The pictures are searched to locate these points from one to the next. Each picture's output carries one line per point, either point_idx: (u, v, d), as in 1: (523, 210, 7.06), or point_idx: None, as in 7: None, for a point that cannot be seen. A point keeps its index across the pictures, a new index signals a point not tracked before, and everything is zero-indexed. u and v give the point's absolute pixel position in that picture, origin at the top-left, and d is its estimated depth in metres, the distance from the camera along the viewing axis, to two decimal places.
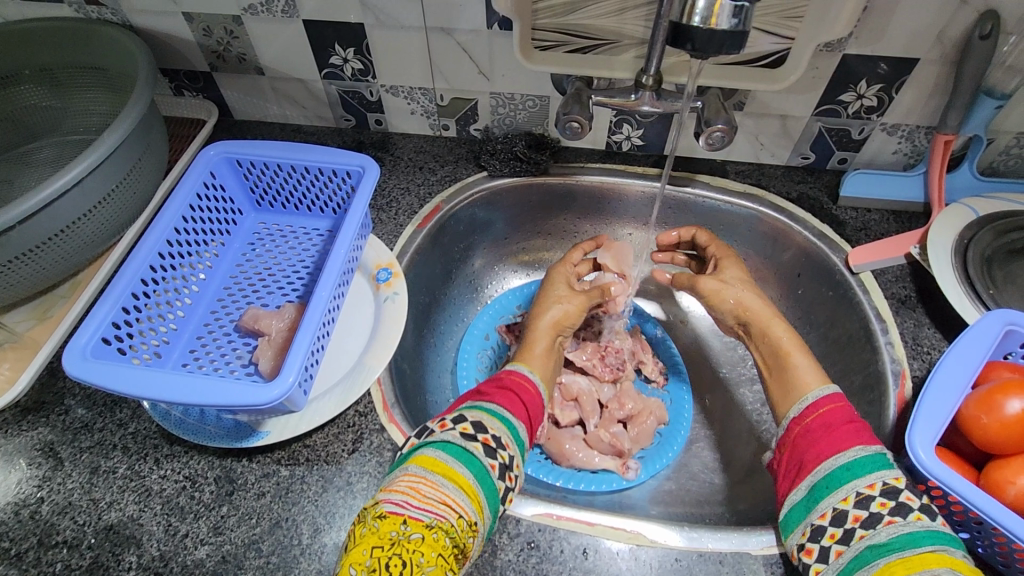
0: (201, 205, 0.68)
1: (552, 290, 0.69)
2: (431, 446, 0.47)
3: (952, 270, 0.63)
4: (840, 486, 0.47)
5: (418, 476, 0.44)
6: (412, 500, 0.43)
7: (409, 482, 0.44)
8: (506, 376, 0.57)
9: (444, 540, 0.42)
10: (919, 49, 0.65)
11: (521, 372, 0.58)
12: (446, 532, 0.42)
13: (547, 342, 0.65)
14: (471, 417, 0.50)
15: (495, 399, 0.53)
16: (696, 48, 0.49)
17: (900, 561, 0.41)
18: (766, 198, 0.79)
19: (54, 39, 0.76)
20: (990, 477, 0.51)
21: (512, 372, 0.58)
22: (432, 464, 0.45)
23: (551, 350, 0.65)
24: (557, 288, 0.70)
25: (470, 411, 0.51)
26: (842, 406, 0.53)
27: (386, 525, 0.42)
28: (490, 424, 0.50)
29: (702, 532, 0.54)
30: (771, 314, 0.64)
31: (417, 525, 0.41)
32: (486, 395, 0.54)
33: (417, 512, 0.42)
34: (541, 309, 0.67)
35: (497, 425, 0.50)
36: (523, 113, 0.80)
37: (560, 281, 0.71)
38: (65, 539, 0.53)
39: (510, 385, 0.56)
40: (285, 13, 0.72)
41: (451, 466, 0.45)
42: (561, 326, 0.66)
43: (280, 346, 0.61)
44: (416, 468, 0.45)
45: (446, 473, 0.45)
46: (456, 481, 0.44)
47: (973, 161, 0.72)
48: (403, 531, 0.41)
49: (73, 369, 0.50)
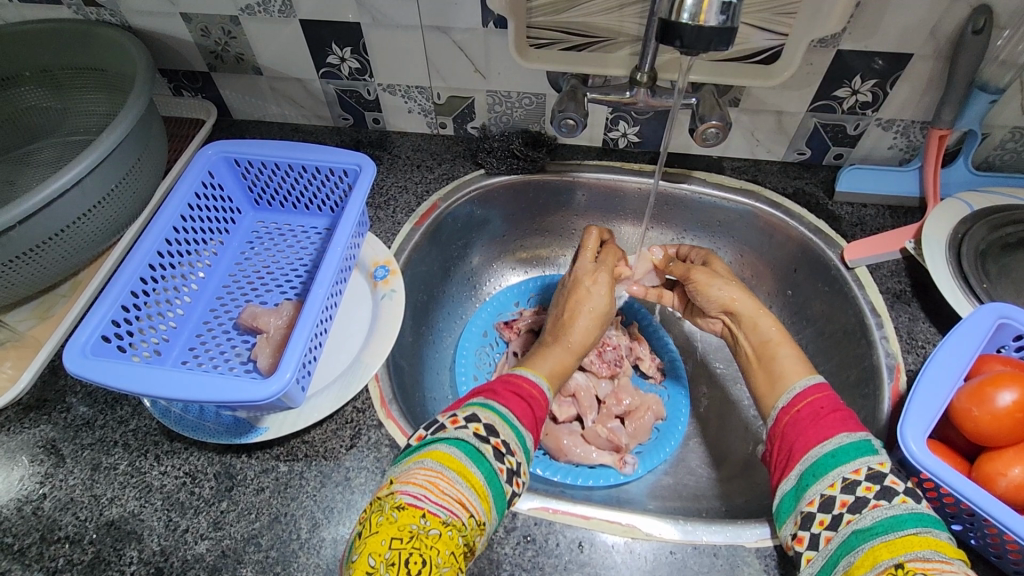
0: (199, 204, 0.69)
1: (590, 301, 0.67)
2: (444, 442, 0.47)
3: (946, 263, 0.64)
4: (827, 473, 0.47)
5: (434, 471, 0.45)
6: (430, 495, 0.43)
7: (426, 476, 0.44)
8: (526, 386, 0.56)
9: (457, 539, 0.42)
10: (912, 45, 0.65)
11: (541, 389, 0.57)
12: (459, 530, 0.43)
13: (567, 360, 0.65)
14: (484, 417, 0.50)
15: (508, 404, 0.53)
16: (685, 45, 0.49)
17: (885, 544, 0.42)
18: (763, 194, 0.79)
19: (53, 41, 0.76)
20: (981, 470, 0.51)
21: (533, 385, 0.57)
22: (448, 460, 0.46)
23: (567, 367, 0.64)
24: (592, 309, 0.67)
25: (482, 411, 0.51)
26: (828, 395, 0.54)
27: (405, 517, 0.42)
28: (502, 428, 0.50)
29: (697, 525, 0.55)
30: (758, 307, 0.64)
31: (435, 521, 0.42)
32: (500, 398, 0.53)
33: (435, 507, 0.42)
34: (574, 325, 0.66)
35: (508, 432, 0.50)
36: (519, 111, 0.81)
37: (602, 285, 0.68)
38: (67, 535, 0.53)
39: (528, 398, 0.55)
40: (283, 13, 0.73)
41: (464, 464, 0.46)
42: (582, 348, 0.66)
43: (279, 344, 0.61)
44: (432, 463, 0.46)
45: (460, 470, 0.45)
46: (468, 480, 0.45)
47: (968, 155, 0.72)
48: (422, 525, 0.41)
49: (73, 367, 0.50)
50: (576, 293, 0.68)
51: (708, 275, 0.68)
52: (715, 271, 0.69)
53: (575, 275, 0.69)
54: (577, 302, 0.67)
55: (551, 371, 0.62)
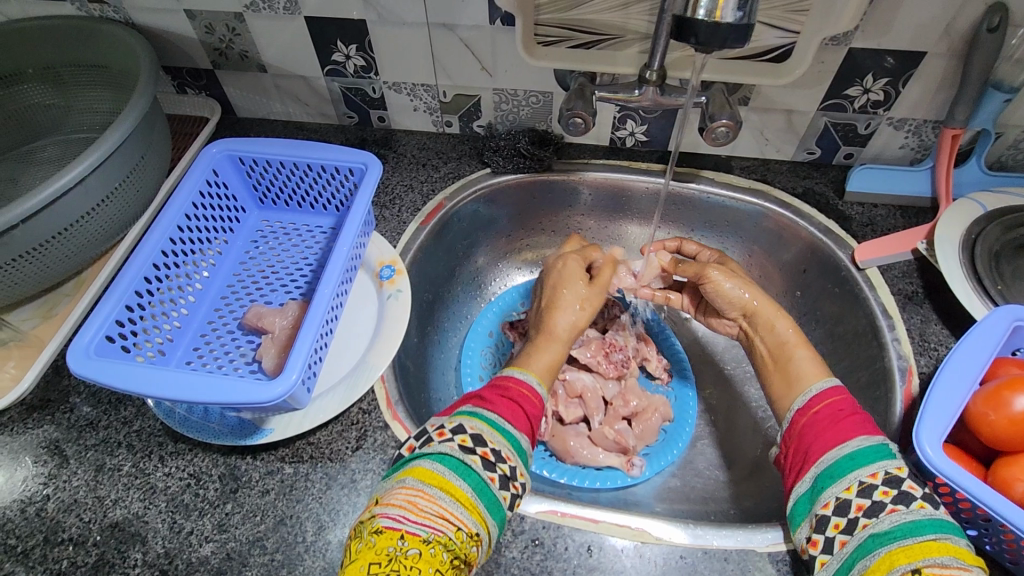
0: (204, 203, 0.68)
1: (567, 287, 0.66)
2: (427, 458, 0.47)
3: (959, 264, 0.63)
4: (843, 476, 0.47)
5: (415, 490, 0.44)
6: (410, 515, 0.43)
7: (405, 496, 0.44)
8: (515, 387, 0.55)
9: (442, 555, 0.42)
10: (925, 42, 0.64)
11: (531, 386, 0.56)
12: (444, 545, 0.42)
13: (558, 352, 0.63)
14: (469, 428, 0.49)
15: (496, 408, 0.52)
16: (700, 42, 0.48)
17: (902, 549, 0.41)
18: (772, 194, 0.78)
19: (56, 38, 0.76)
20: (997, 474, 0.50)
21: (524, 384, 0.56)
22: (429, 477, 0.45)
23: (557, 363, 0.63)
24: (573, 292, 0.65)
25: (469, 421, 0.50)
26: (846, 398, 0.53)
27: (383, 540, 0.42)
28: (490, 437, 0.49)
29: (707, 529, 0.54)
30: (776, 308, 0.63)
31: (414, 540, 0.41)
32: (487, 403, 0.53)
33: (414, 527, 0.42)
34: (553, 317, 0.64)
35: (498, 439, 0.49)
36: (526, 109, 0.80)
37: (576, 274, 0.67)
38: (71, 537, 0.53)
39: (517, 397, 0.55)
40: (287, 10, 0.72)
41: (447, 479, 0.45)
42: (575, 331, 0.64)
43: (284, 344, 0.61)
44: (412, 481, 0.45)
45: (442, 486, 0.44)
46: (452, 494, 0.44)
47: (981, 156, 0.71)
48: (400, 546, 0.41)
49: (77, 367, 0.50)
50: (550, 279, 0.68)
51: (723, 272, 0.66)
52: (732, 272, 0.68)
53: (548, 264, 0.70)
54: (553, 288, 0.67)
55: (543, 368, 0.61)
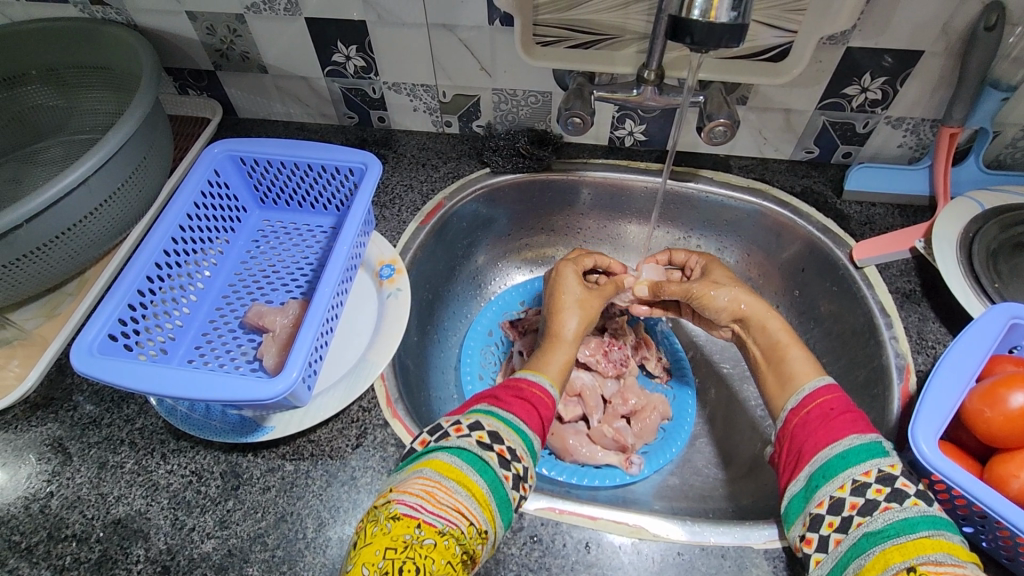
0: (205, 203, 0.69)
1: (566, 292, 0.67)
2: (445, 451, 0.47)
3: (957, 263, 0.63)
4: (837, 474, 0.47)
5: (432, 481, 0.44)
6: (427, 505, 0.43)
7: (423, 486, 0.44)
8: (529, 389, 0.56)
9: (455, 548, 0.42)
10: (923, 41, 0.64)
11: (544, 387, 0.57)
12: (457, 539, 0.42)
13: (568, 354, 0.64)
14: (486, 425, 0.50)
15: (512, 409, 0.53)
16: (695, 42, 0.49)
17: (897, 547, 0.41)
18: (770, 193, 0.78)
19: (58, 39, 0.76)
20: (994, 472, 0.50)
21: (536, 386, 0.57)
22: (448, 470, 0.45)
23: (571, 362, 0.64)
24: (571, 298, 0.66)
25: (487, 418, 0.51)
26: (839, 396, 0.53)
27: (399, 527, 0.42)
28: (507, 435, 0.50)
29: (704, 526, 0.54)
30: (768, 308, 0.64)
31: (430, 530, 0.42)
32: (503, 403, 0.53)
33: (431, 517, 0.42)
34: (563, 320, 0.65)
35: (513, 437, 0.50)
36: (525, 109, 0.80)
37: (572, 275, 0.68)
38: (74, 533, 0.54)
39: (531, 399, 0.55)
40: (288, 11, 0.72)
41: (465, 473, 0.45)
42: (580, 334, 0.65)
43: (284, 342, 0.61)
44: (431, 472, 0.45)
45: (460, 480, 0.45)
46: (469, 489, 0.45)
47: (980, 154, 0.71)
48: (416, 535, 0.41)
49: (80, 364, 0.50)
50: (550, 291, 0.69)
51: (708, 284, 0.67)
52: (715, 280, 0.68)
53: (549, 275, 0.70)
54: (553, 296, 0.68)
55: (559, 371, 0.61)
